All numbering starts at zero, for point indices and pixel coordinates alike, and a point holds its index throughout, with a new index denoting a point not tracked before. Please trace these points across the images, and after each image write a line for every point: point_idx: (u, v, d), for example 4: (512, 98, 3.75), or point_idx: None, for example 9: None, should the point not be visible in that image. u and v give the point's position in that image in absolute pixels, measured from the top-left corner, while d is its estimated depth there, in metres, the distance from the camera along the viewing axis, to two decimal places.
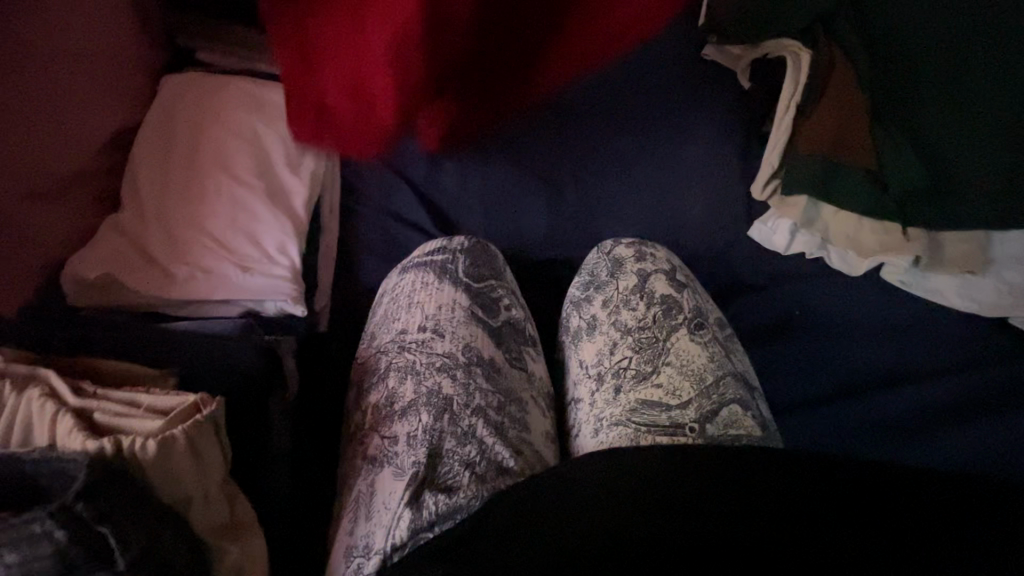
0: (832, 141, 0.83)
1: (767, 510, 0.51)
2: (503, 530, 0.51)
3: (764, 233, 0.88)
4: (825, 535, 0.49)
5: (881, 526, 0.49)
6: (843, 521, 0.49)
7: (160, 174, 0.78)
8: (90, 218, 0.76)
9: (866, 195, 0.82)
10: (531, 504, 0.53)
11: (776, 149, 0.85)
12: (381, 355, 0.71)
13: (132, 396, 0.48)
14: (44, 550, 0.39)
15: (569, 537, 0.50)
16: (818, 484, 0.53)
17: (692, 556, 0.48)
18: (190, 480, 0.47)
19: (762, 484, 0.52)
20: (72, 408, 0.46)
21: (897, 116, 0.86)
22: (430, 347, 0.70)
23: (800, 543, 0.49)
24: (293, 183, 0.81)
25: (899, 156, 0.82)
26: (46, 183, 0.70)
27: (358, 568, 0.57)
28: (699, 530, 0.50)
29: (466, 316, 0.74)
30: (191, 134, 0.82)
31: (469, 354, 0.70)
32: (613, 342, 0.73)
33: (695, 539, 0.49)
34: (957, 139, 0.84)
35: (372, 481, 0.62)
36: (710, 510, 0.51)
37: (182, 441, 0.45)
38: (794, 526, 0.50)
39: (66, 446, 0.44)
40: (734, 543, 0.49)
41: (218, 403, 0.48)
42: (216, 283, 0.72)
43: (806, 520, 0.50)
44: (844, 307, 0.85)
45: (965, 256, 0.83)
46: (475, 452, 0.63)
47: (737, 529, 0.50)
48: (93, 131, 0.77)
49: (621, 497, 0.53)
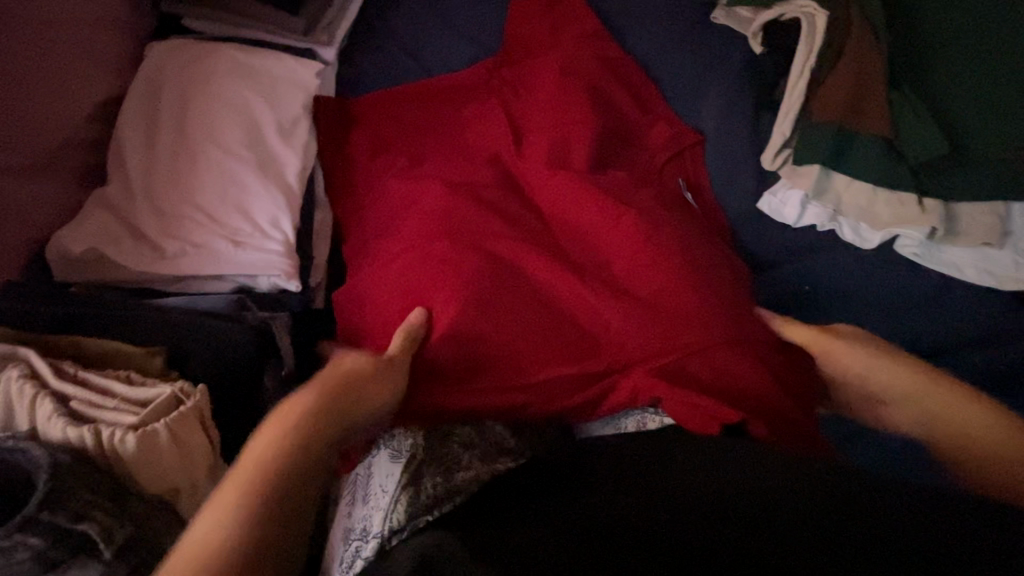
0: (852, 102, 0.79)
1: (786, 503, 0.47)
2: (494, 525, 0.46)
3: (772, 204, 0.85)
4: (856, 531, 0.43)
5: (913, 521, 0.44)
6: (867, 538, 0.43)
7: (149, 144, 0.76)
8: (78, 193, 0.74)
9: (882, 162, 0.79)
10: (508, 522, 0.47)
11: (787, 116, 0.82)
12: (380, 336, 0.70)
13: (107, 385, 0.53)
14: (22, 554, 0.43)
15: (563, 526, 0.45)
16: (835, 483, 0.48)
17: (697, 533, 0.45)
18: (174, 472, 0.51)
19: (769, 477, 0.50)
20: (52, 392, 0.52)
21: (914, 81, 0.83)
22: None
23: (831, 537, 0.43)
24: (285, 154, 0.78)
25: (919, 124, 0.79)
26: (28, 157, 0.68)
27: (356, 551, 0.56)
28: (704, 521, 0.46)
29: None
30: (179, 105, 0.78)
31: None
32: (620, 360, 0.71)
33: (704, 526, 0.45)
34: (973, 110, 0.81)
35: (369, 464, 0.63)
36: (716, 503, 0.48)
37: (162, 434, 0.50)
38: (818, 517, 0.45)
39: (48, 431, 0.49)
40: (746, 527, 0.45)
41: (200, 393, 0.53)
42: (209, 260, 0.70)
43: (830, 512, 0.45)
44: (851, 282, 0.84)
45: (980, 228, 0.79)
46: (474, 433, 0.62)
47: (752, 520, 0.45)
48: (76, 101, 0.74)
49: (626, 493, 0.49)
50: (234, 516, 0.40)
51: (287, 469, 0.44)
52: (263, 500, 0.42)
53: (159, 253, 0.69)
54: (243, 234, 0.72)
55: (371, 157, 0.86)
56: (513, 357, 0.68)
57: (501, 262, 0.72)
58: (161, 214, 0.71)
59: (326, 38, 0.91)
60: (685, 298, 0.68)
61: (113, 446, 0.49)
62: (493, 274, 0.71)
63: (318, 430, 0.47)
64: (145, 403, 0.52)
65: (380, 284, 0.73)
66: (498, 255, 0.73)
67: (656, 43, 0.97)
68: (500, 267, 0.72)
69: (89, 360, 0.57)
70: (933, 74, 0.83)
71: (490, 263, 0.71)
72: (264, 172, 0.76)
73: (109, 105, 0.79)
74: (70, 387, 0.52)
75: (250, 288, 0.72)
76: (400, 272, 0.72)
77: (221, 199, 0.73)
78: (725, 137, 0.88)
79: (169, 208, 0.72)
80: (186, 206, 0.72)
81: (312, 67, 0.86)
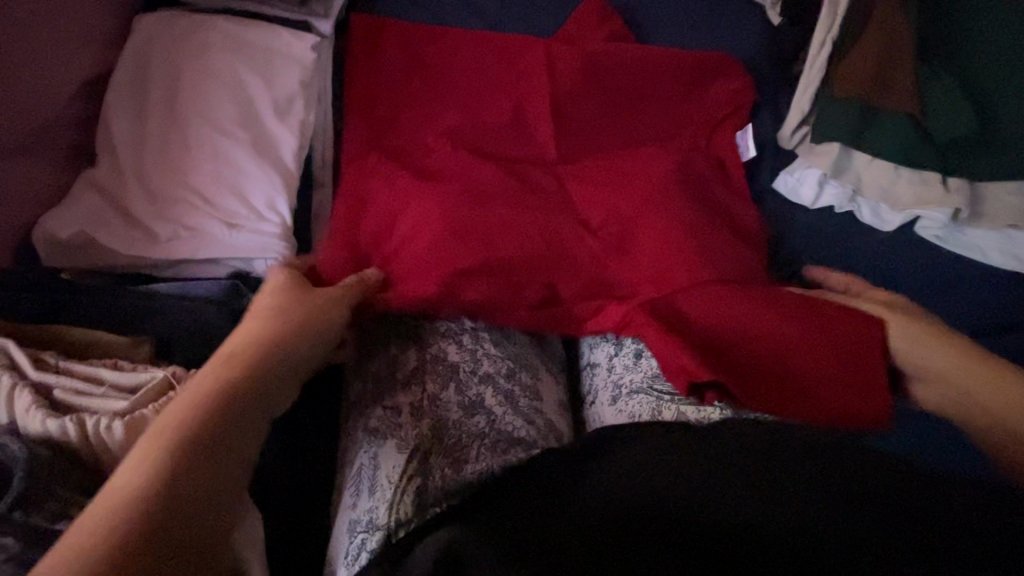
0: (875, 79, 0.77)
1: (817, 487, 0.45)
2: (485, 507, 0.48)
3: (789, 183, 0.84)
4: (890, 508, 0.44)
5: (924, 509, 0.44)
6: (851, 503, 0.44)
7: (140, 123, 0.73)
8: (67, 174, 0.71)
9: (905, 141, 0.77)
10: (528, 508, 0.47)
11: (807, 92, 0.79)
12: (379, 347, 0.67)
13: (93, 372, 0.52)
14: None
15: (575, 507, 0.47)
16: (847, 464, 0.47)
17: (743, 527, 0.43)
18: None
19: (813, 479, 0.46)
20: (33, 383, 0.50)
21: (940, 57, 0.80)
22: (444, 349, 0.66)
23: (858, 508, 0.44)
24: (281, 132, 0.75)
25: (947, 102, 0.76)
26: (15, 138, 0.65)
27: (361, 545, 0.56)
28: (728, 498, 0.45)
29: (493, 333, 0.70)
30: (169, 81, 0.75)
31: (503, 343, 0.70)
32: (637, 349, 0.71)
33: (738, 511, 0.44)
34: (1008, 88, 0.77)
35: (374, 454, 0.60)
36: (730, 472, 0.47)
37: (151, 418, 0.49)
38: (859, 492, 0.44)
39: (27, 423, 0.48)
40: (795, 523, 0.43)
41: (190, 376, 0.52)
42: (203, 243, 0.67)
43: (870, 495, 0.44)
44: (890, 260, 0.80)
45: (1005, 210, 0.77)
46: (483, 422, 0.63)
47: (784, 495, 0.45)
48: (60, 79, 0.71)
49: (678, 480, 0.47)
50: (159, 467, 0.39)
51: (193, 501, 0.39)
52: (170, 532, 0.37)
53: (147, 235, 0.67)
54: (238, 216, 0.69)
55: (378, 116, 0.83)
56: (546, 223, 0.73)
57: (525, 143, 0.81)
58: (152, 199, 0.69)
59: (323, 10, 0.87)
60: (696, 204, 0.76)
61: (99, 435, 0.47)
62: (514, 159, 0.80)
63: (188, 484, 0.39)
64: (136, 389, 0.51)
65: (391, 235, 0.71)
66: (508, 242, 0.70)
67: (669, 12, 0.92)
68: (509, 194, 0.75)
69: (74, 352, 0.56)
70: (964, 49, 0.80)
71: (513, 191, 0.75)
72: (261, 154, 0.73)
73: (97, 82, 0.76)
74: (54, 377, 0.50)
75: (246, 272, 0.70)
76: (405, 244, 0.70)
77: (214, 182, 0.70)
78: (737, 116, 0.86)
79: (157, 193, 0.69)
80: (178, 188, 0.69)
81: (309, 40, 0.82)
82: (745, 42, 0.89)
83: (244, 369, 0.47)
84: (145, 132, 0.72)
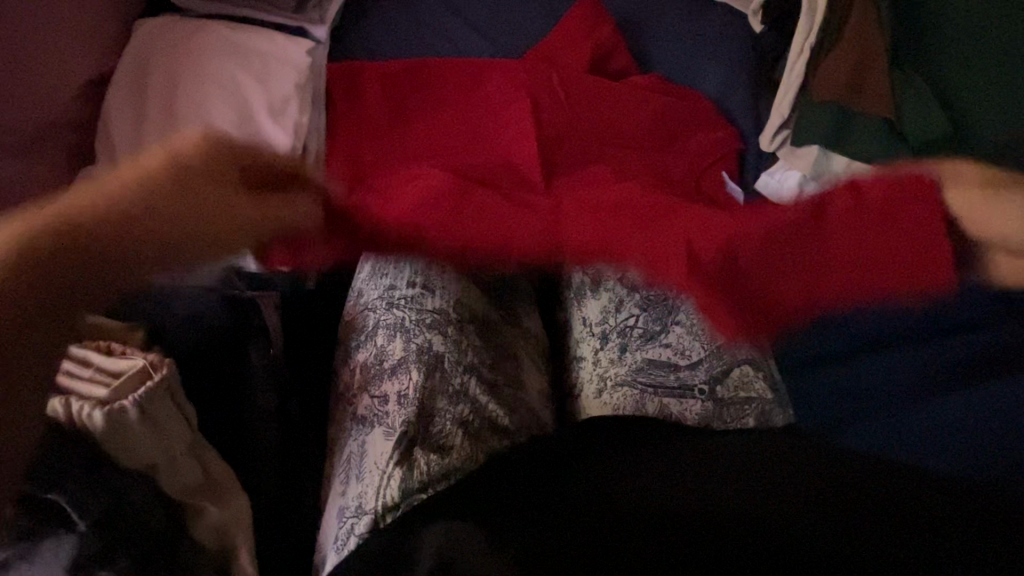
0: (851, 84, 0.79)
1: (778, 487, 0.48)
2: (483, 500, 0.48)
3: (770, 185, 0.84)
4: (849, 501, 0.46)
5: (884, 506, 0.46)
6: (828, 508, 0.46)
7: (137, 123, 0.75)
8: (66, 170, 0.73)
9: (880, 144, 0.79)
10: (510, 500, 0.48)
11: (786, 96, 0.82)
12: (369, 311, 0.70)
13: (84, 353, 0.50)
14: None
15: (567, 504, 0.47)
16: (804, 464, 0.50)
17: (700, 514, 0.46)
18: (153, 447, 0.47)
19: (773, 481, 0.49)
20: None
21: (914, 63, 0.83)
22: (421, 303, 0.69)
23: (817, 502, 0.46)
24: (274, 132, 0.77)
25: (921, 105, 0.79)
26: (15, 135, 0.67)
27: (350, 529, 0.57)
28: (690, 488, 0.48)
29: (462, 279, 0.73)
30: (168, 82, 0.77)
31: (462, 311, 0.71)
32: (618, 299, 0.75)
33: (696, 499, 0.47)
34: (979, 94, 0.80)
35: (363, 441, 0.62)
36: (699, 470, 0.50)
37: (131, 412, 0.46)
38: (815, 490, 0.47)
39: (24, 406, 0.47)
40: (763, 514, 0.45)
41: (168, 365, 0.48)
42: None
43: (830, 493, 0.47)
44: None
45: None
46: (468, 410, 0.64)
47: (743, 491, 0.48)
48: (63, 81, 0.73)
49: (652, 475, 0.50)
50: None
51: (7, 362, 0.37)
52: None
53: None
54: None
55: (369, 121, 0.86)
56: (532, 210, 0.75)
57: (514, 146, 0.84)
58: None
59: (319, 18, 0.90)
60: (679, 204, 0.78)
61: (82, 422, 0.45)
62: (503, 160, 0.83)
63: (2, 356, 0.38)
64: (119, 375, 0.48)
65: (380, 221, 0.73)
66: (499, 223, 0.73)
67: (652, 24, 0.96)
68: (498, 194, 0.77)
69: None
70: (938, 56, 0.83)
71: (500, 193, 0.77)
72: None
73: (98, 84, 0.78)
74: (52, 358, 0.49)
75: None
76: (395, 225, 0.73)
77: None
78: (718, 123, 0.89)
79: None
80: None
81: (304, 45, 0.85)
82: (727, 51, 0.93)
83: (119, 251, 0.44)
84: (141, 132, 0.74)
